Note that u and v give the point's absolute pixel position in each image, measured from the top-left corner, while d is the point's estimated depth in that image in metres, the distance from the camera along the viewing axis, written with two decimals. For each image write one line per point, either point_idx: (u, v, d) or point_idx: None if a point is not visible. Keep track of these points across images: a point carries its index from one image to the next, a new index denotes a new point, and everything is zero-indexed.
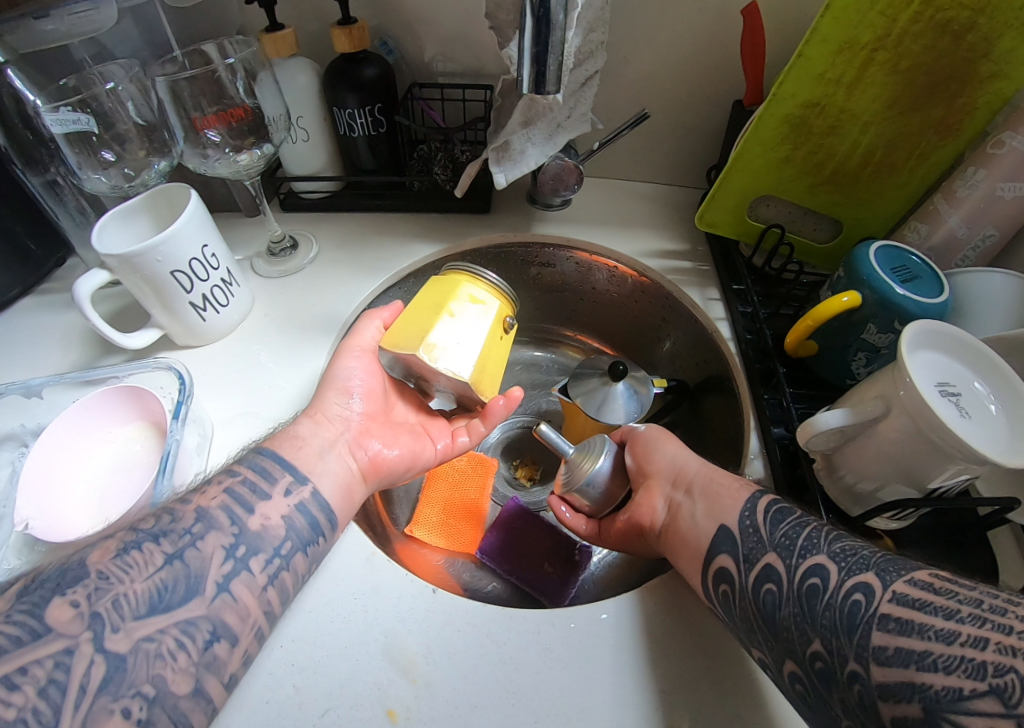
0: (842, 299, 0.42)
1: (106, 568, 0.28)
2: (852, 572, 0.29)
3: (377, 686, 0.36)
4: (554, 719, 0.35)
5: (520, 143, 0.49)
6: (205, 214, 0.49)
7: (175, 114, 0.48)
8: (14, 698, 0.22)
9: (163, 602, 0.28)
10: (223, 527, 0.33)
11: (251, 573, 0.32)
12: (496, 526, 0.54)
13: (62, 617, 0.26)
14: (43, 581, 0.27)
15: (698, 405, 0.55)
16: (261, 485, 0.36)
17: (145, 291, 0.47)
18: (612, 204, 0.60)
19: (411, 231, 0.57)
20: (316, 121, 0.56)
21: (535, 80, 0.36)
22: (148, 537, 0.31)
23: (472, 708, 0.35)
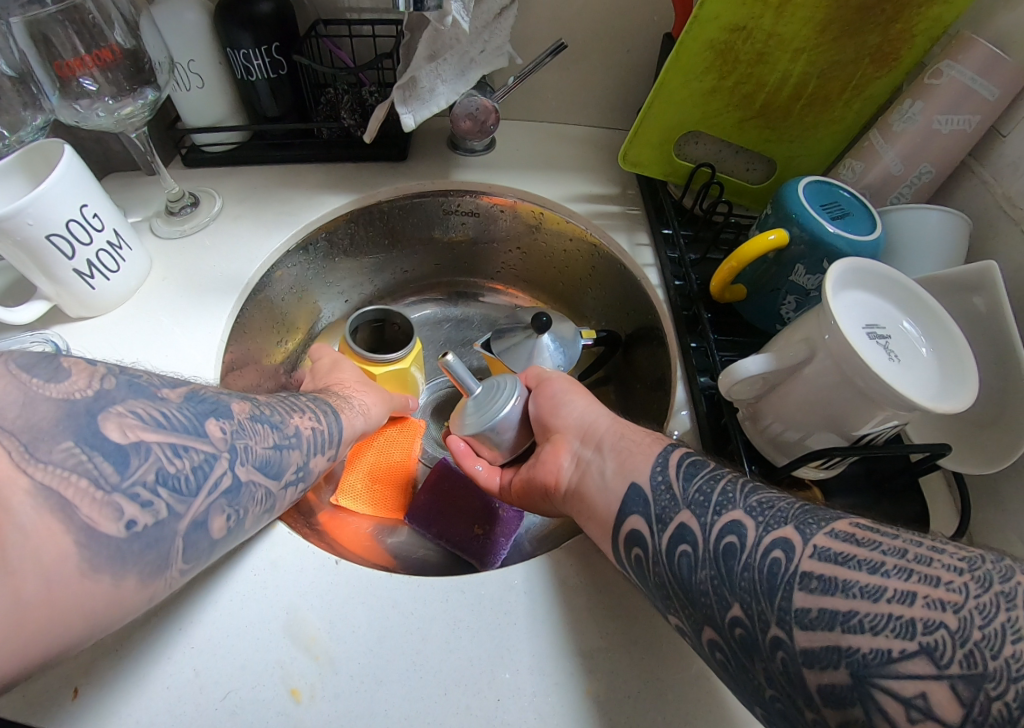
0: (768, 237, 0.39)
1: (244, 420, 0.35)
2: (770, 527, 0.27)
3: (279, 666, 0.34)
4: (464, 689, 0.33)
5: (429, 80, 0.46)
6: (82, 168, 0.44)
7: (39, 66, 0.42)
8: (177, 461, 0.30)
9: (265, 467, 0.35)
10: (302, 449, 0.38)
11: (298, 489, 0.38)
12: (426, 490, 0.52)
13: (215, 432, 0.33)
14: (202, 399, 0.34)
15: (630, 356, 0.54)
16: (328, 443, 0.41)
17: (18, 258, 0.42)
18: (537, 146, 0.57)
19: (322, 182, 0.54)
20: (211, 65, 0.52)
21: None
22: (269, 418, 0.37)
23: (378, 683, 0.33)
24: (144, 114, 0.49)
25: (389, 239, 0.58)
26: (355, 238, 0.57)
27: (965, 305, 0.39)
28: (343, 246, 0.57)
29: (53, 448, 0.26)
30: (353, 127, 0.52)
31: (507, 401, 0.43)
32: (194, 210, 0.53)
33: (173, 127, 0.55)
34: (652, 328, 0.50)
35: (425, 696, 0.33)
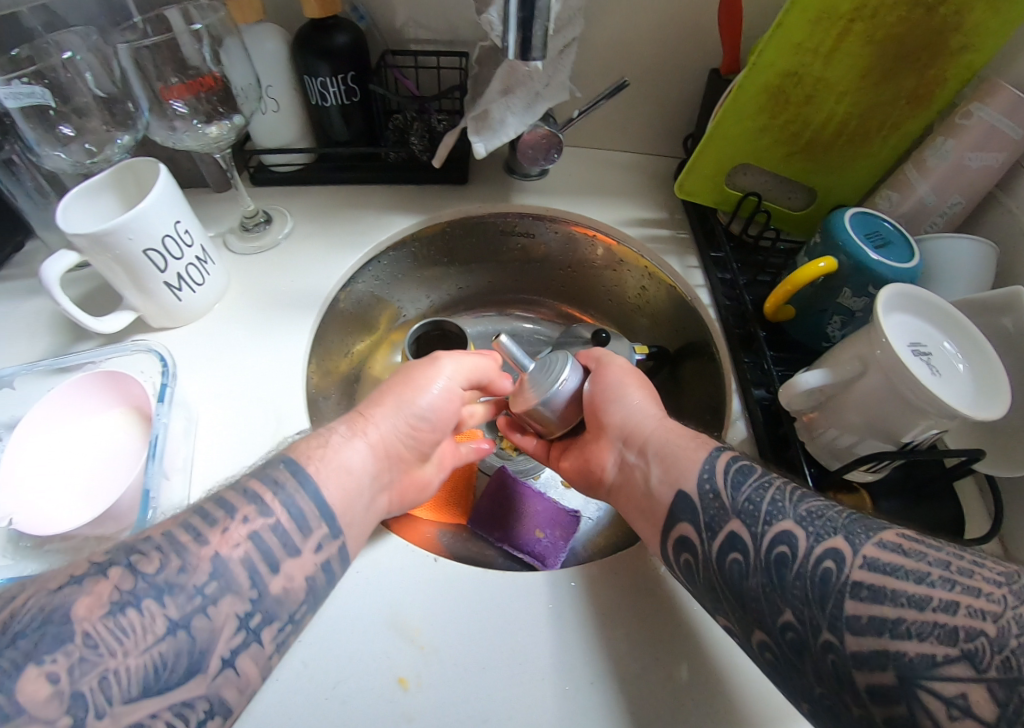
0: (818, 264, 0.44)
1: (93, 629, 0.26)
2: (820, 538, 0.31)
3: (387, 658, 0.37)
4: (561, 675, 0.36)
5: (500, 112, 0.50)
6: (176, 190, 0.47)
7: (139, 86, 0.45)
8: None
9: (160, 681, 0.27)
10: (241, 590, 0.31)
11: (260, 646, 0.32)
12: (488, 497, 0.56)
13: (38, 696, 0.24)
14: (16, 639, 0.25)
15: (677, 370, 0.60)
16: (293, 539, 0.34)
17: (116, 272, 0.45)
18: (585, 173, 0.62)
19: (389, 203, 0.59)
20: (286, 91, 0.56)
21: (522, 46, 0.35)
22: (150, 594, 0.29)
23: (480, 669, 0.36)
24: (229, 136, 0.51)
25: (448, 258, 0.63)
26: (418, 256, 0.62)
27: (996, 324, 0.43)
28: (406, 261, 0.61)
29: None
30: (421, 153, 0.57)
31: (564, 370, 0.45)
32: (266, 228, 0.57)
33: (245, 148, 0.59)
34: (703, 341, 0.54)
35: (521, 683, 0.36)
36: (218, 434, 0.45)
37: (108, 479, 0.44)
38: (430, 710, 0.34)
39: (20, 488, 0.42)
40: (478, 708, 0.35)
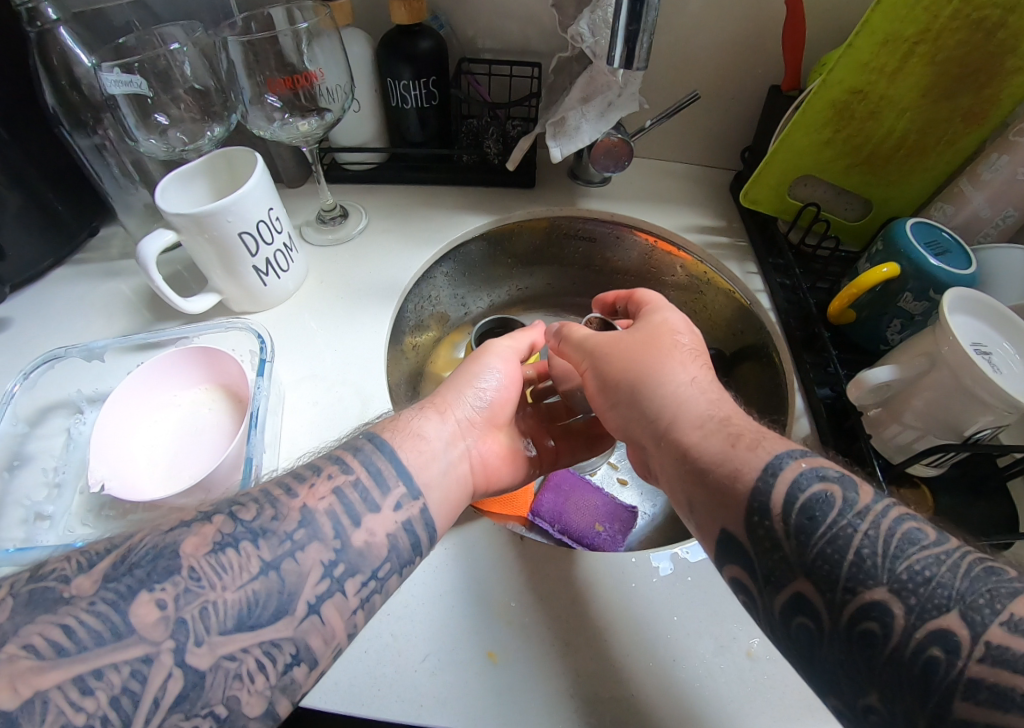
0: (882, 269, 0.46)
1: (199, 565, 0.28)
2: (924, 617, 0.24)
3: (475, 630, 0.38)
4: (645, 650, 0.37)
5: (575, 120, 0.55)
6: (270, 180, 0.50)
7: (246, 78, 0.49)
8: (85, 704, 0.23)
9: (250, 619, 0.28)
10: (326, 539, 0.32)
11: (346, 596, 0.32)
12: (550, 488, 0.61)
13: (148, 619, 0.25)
14: (132, 568, 0.27)
15: (732, 372, 0.64)
16: (372, 493, 0.35)
17: (210, 254, 0.48)
18: (642, 182, 0.68)
19: (462, 203, 0.64)
20: (368, 93, 0.60)
21: (626, 57, 0.37)
22: (246, 536, 0.30)
23: (568, 643, 0.37)
24: (317, 132, 0.54)
25: (514, 260, 0.70)
26: (486, 256, 0.68)
27: None
28: (477, 257, 0.67)
29: None
30: (495, 157, 0.63)
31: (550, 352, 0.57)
32: (343, 221, 0.62)
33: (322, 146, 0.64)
34: (763, 342, 0.59)
35: (601, 659, 0.37)
36: (307, 411, 0.48)
37: (192, 457, 0.45)
38: (518, 681, 0.36)
39: (106, 456, 0.43)
40: (561, 681, 0.36)
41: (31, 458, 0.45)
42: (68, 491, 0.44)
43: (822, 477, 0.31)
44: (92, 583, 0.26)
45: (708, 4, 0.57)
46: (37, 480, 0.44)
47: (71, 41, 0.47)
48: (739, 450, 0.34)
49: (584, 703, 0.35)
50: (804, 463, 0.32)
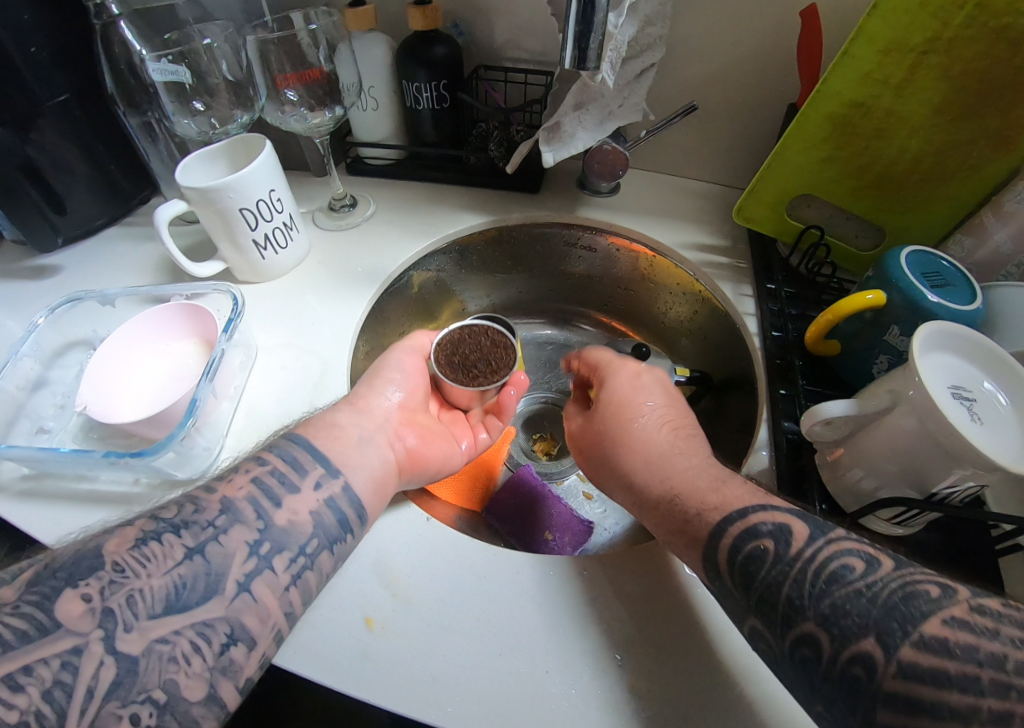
0: (867, 295, 0.42)
1: (123, 560, 0.30)
2: (849, 642, 0.26)
3: (363, 595, 0.39)
4: (518, 654, 0.36)
5: (571, 126, 0.55)
6: (277, 163, 0.55)
7: (260, 73, 0.55)
8: (18, 699, 0.25)
9: (180, 602, 0.30)
10: (247, 522, 0.35)
11: (275, 572, 0.34)
12: (509, 491, 0.60)
13: (74, 612, 0.28)
14: (55, 571, 0.29)
15: (720, 399, 0.61)
16: (288, 477, 0.38)
17: (216, 224, 0.53)
18: (651, 194, 0.67)
19: (464, 203, 0.66)
20: (385, 93, 0.63)
21: (578, 58, 0.40)
22: (168, 529, 0.33)
23: (443, 629, 0.37)
24: (328, 124, 0.59)
25: (512, 261, 0.70)
26: (482, 257, 0.69)
27: None
28: (476, 253, 0.68)
29: None
30: (497, 157, 0.64)
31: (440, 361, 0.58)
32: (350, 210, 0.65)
33: (345, 142, 0.69)
34: (749, 371, 0.55)
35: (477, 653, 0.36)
36: (274, 374, 0.52)
37: (163, 394, 0.49)
38: (389, 652, 0.36)
39: (95, 385, 0.49)
40: (428, 664, 0.36)
41: (48, 382, 0.52)
42: (67, 413, 0.51)
43: (758, 535, 0.31)
44: (14, 590, 0.28)
45: (723, 17, 0.55)
46: (47, 401, 0.51)
47: (128, 34, 0.54)
48: (694, 513, 0.34)
49: (445, 689, 0.34)
50: (740, 523, 0.32)
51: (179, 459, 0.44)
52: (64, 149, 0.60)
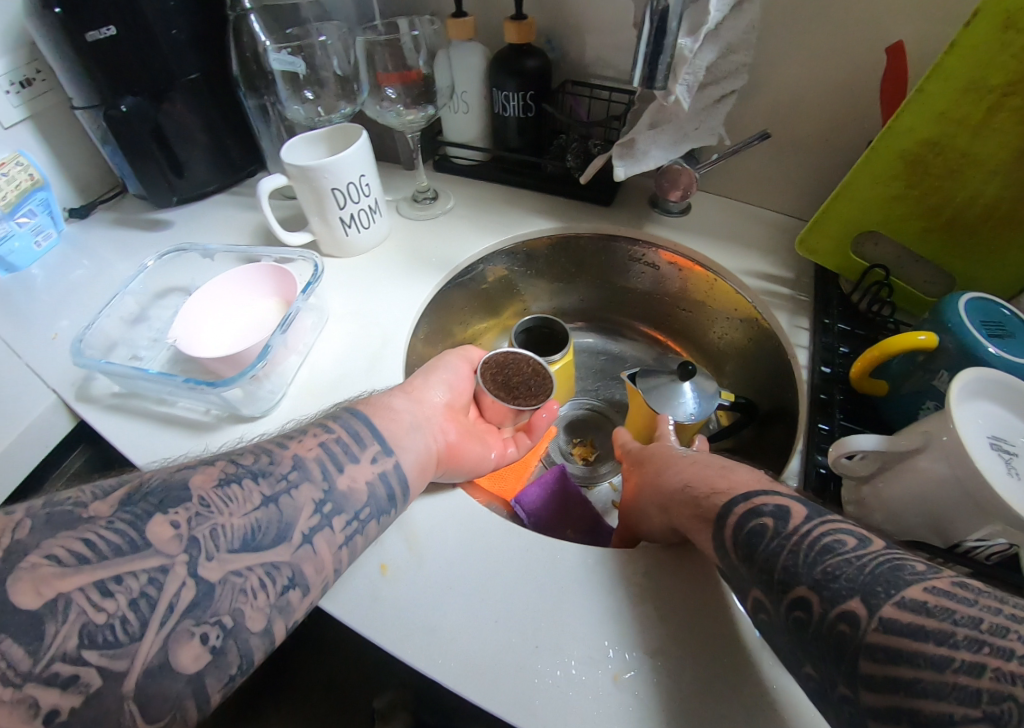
0: (918, 336, 0.43)
1: (208, 495, 0.34)
2: (836, 600, 0.28)
3: (382, 546, 0.45)
4: (512, 622, 0.40)
5: (645, 144, 0.58)
6: (370, 151, 0.60)
7: (366, 71, 0.62)
8: (107, 604, 0.28)
9: (255, 542, 0.34)
10: (315, 480, 0.38)
11: (333, 531, 0.37)
12: (538, 484, 0.62)
13: (162, 535, 0.31)
14: (147, 495, 0.33)
15: (763, 431, 0.61)
16: (353, 447, 0.41)
17: (310, 200, 0.59)
18: (721, 219, 0.68)
19: (536, 208, 0.68)
20: (476, 98, 0.67)
21: (648, 76, 0.51)
22: (248, 475, 0.36)
23: (449, 588, 0.42)
24: (420, 121, 0.64)
25: (576, 269, 0.73)
26: (547, 260, 0.71)
27: None
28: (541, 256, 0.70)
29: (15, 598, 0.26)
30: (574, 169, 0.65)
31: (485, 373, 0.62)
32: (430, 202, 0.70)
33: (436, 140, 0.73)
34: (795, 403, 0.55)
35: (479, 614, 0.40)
36: (339, 339, 0.57)
37: (239, 340, 0.54)
38: (398, 598, 0.42)
39: (186, 322, 0.55)
40: (427, 613, 0.41)
41: (147, 319, 0.60)
42: (159, 347, 0.58)
43: (759, 514, 0.33)
44: (108, 507, 0.32)
45: (808, 53, 0.57)
46: (144, 334, 0.59)
47: (256, 26, 0.62)
48: (705, 500, 0.37)
49: (441, 641, 0.39)
50: (744, 504, 0.35)
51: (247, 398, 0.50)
52: (190, 120, 0.69)
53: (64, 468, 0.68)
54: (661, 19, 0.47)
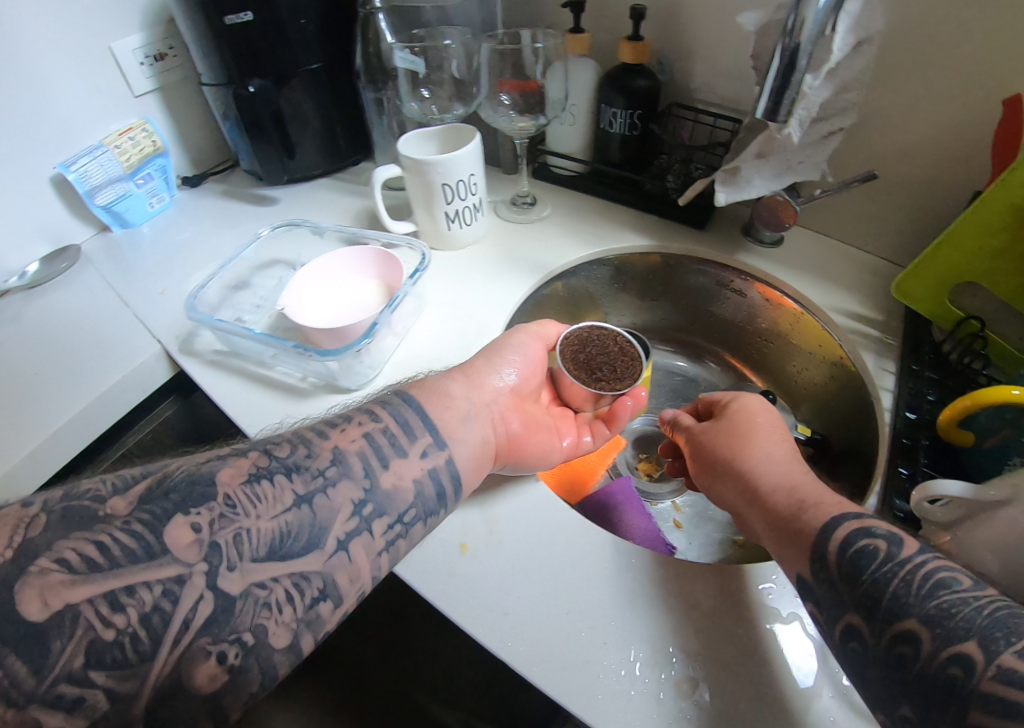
0: (1012, 390, 0.42)
1: (234, 494, 0.33)
2: (949, 643, 0.27)
3: (460, 525, 0.47)
4: (577, 617, 0.41)
5: (749, 173, 0.60)
6: (481, 153, 0.62)
7: (488, 77, 0.65)
8: (117, 619, 0.26)
9: (282, 549, 0.33)
10: (355, 478, 0.38)
11: (369, 536, 0.37)
12: (603, 493, 0.63)
13: (182, 540, 0.30)
14: (168, 494, 0.32)
15: (834, 469, 0.62)
16: (397, 443, 0.41)
17: (420, 193, 0.62)
18: (813, 255, 0.69)
19: (630, 224, 0.70)
20: (585, 111, 0.70)
21: (770, 110, 0.52)
22: (281, 472, 0.36)
23: (522, 572, 0.44)
24: (529, 129, 0.67)
25: (662, 288, 0.75)
26: (635, 276, 0.73)
27: None
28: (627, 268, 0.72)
29: (33, 593, 0.25)
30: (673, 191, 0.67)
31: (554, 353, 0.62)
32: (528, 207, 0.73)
33: (539, 148, 0.76)
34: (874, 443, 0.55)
35: (547, 606, 0.42)
36: (434, 327, 0.60)
37: (343, 316, 0.58)
38: (472, 575, 0.44)
39: (294, 292, 0.58)
40: (497, 595, 0.43)
41: (253, 286, 0.64)
42: (262, 313, 0.62)
43: (870, 534, 0.33)
44: (126, 505, 0.30)
45: (924, 98, 0.58)
46: (249, 300, 0.63)
47: (382, 24, 0.65)
48: (796, 516, 0.38)
49: (510, 623, 0.41)
50: (855, 523, 0.35)
51: (344, 371, 0.54)
52: (307, 106, 0.74)
53: (154, 415, 0.71)
54: (791, 56, 0.48)
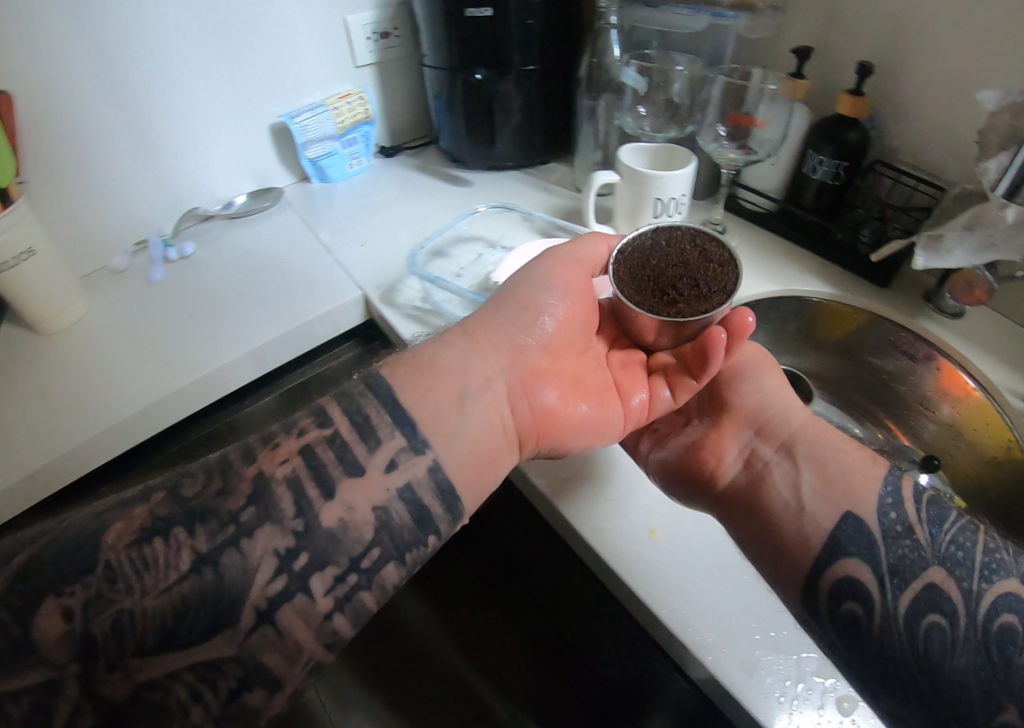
0: None
1: (120, 558, 0.29)
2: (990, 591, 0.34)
3: (649, 512, 0.48)
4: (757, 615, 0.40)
5: (951, 243, 0.60)
6: (693, 175, 0.64)
7: (714, 109, 0.69)
8: None
9: (172, 639, 0.28)
10: (280, 522, 0.33)
11: (326, 574, 0.33)
12: None
13: (51, 631, 0.26)
14: (44, 567, 0.28)
15: None
16: (317, 480, 0.35)
17: (629, 203, 0.66)
18: (1003, 337, 0.66)
19: (813, 270, 0.73)
20: (789, 154, 0.73)
21: (1010, 189, 0.54)
22: (183, 522, 0.31)
23: (710, 568, 0.44)
24: (738, 162, 0.70)
25: (832, 340, 0.75)
26: (808, 322, 0.74)
27: None
28: (794, 312, 0.74)
29: None
30: (862, 247, 0.69)
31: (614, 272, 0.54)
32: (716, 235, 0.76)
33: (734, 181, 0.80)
34: None
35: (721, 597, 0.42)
36: None
37: None
38: (662, 556, 0.44)
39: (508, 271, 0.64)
40: (682, 584, 0.43)
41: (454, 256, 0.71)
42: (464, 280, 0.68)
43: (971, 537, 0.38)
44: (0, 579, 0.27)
45: None
46: (451, 266, 0.70)
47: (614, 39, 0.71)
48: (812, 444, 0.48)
49: (693, 606, 0.41)
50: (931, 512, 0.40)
51: None
52: (515, 101, 0.79)
53: (336, 353, 0.77)
54: None
